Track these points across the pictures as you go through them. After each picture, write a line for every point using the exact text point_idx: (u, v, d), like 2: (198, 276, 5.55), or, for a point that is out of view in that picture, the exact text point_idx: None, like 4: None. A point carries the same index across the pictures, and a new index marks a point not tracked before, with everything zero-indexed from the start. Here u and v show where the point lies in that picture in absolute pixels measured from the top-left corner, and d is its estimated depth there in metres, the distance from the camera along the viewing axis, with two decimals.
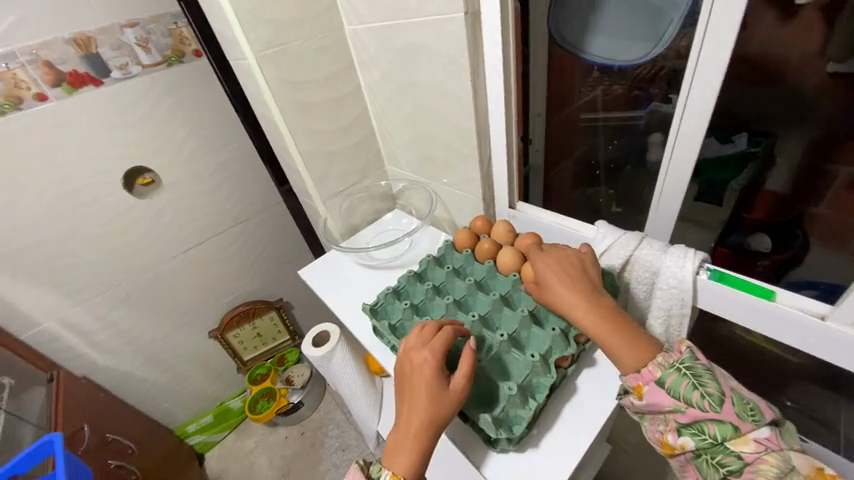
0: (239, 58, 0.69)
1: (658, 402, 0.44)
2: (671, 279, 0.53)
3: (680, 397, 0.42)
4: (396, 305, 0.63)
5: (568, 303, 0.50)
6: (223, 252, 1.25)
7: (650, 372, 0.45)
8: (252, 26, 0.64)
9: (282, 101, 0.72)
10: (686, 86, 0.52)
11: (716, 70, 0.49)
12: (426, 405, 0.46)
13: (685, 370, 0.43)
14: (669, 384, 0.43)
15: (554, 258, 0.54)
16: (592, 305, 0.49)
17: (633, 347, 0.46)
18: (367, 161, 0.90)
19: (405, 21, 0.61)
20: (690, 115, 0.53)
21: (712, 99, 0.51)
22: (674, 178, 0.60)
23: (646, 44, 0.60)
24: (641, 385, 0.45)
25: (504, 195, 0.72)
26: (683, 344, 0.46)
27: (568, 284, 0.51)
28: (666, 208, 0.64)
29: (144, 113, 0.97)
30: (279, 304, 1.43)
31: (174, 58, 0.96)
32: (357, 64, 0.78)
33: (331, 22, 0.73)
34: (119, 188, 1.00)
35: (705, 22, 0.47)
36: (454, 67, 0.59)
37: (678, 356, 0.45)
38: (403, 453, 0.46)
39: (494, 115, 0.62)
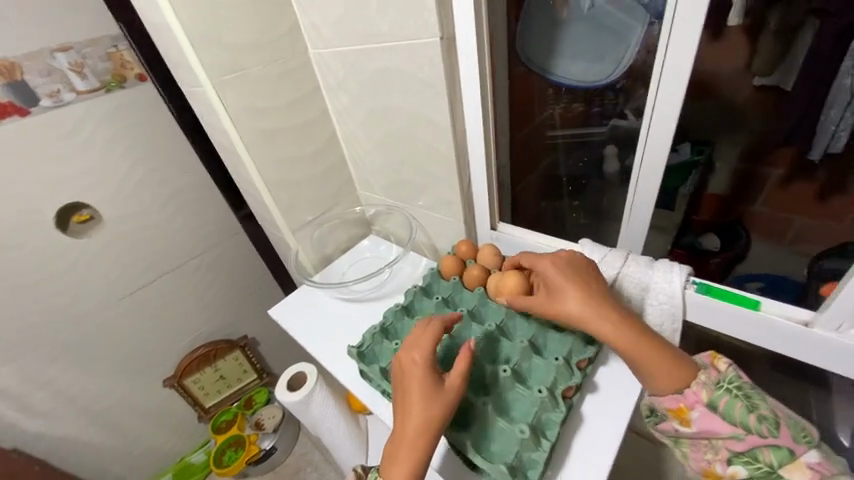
0: (194, 85, 0.64)
1: (711, 429, 0.45)
2: (661, 295, 0.54)
3: (737, 422, 0.44)
4: (386, 346, 0.60)
5: (591, 317, 0.49)
6: (179, 292, 1.14)
7: (695, 394, 0.46)
8: (207, 51, 0.59)
9: (244, 129, 0.67)
10: (649, 105, 0.54)
11: (677, 90, 0.50)
12: (419, 406, 0.45)
13: (736, 392, 0.45)
14: (723, 408, 0.44)
15: (566, 268, 0.52)
16: (619, 319, 0.48)
17: (647, 351, 0.46)
18: (339, 187, 0.86)
19: (376, 45, 0.58)
20: (655, 131, 0.54)
21: (675, 116, 0.52)
22: (642, 192, 0.61)
23: (612, 64, 0.61)
24: (683, 407, 0.46)
25: (485, 216, 0.71)
26: (718, 360, 0.47)
27: (585, 296, 0.49)
28: (637, 218, 0.64)
29: (80, 145, 0.87)
30: (243, 342, 1.30)
31: (114, 83, 0.87)
32: (324, 88, 0.75)
33: (294, 46, 0.69)
34: (51, 229, 0.88)
35: (665, 47, 0.48)
36: (430, 91, 0.57)
37: (721, 374, 0.46)
38: (399, 462, 0.44)
39: (473, 137, 0.61)
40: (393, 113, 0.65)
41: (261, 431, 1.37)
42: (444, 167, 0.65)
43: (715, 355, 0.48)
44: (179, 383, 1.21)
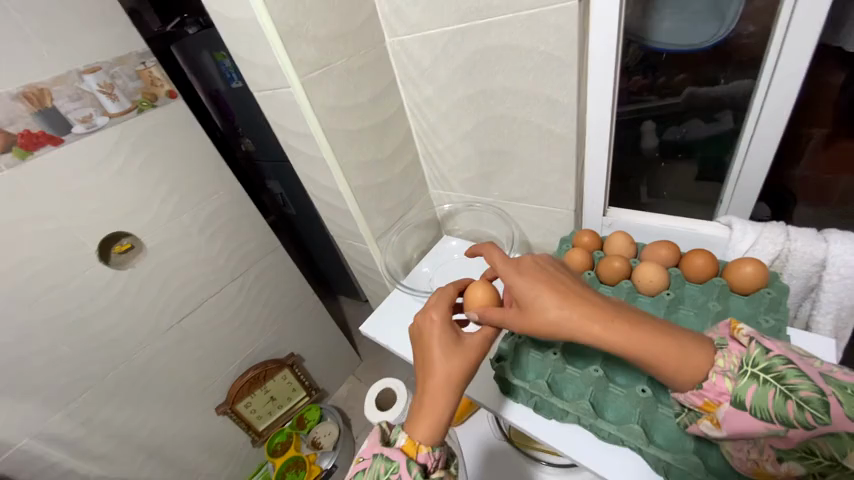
0: (276, 87, 0.57)
1: (742, 429, 0.33)
2: (844, 269, 0.47)
3: (773, 418, 0.31)
4: (537, 355, 0.49)
5: (570, 315, 0.37)
6: (227, 314, 1.08)
7: (717, 386, 0.34)
8: (294, 44, 0.53)
9: (329, 131, 0.61)
10: (767, 66, 0.50)
11: (804, 50, 0.46)
12: (442, 364, 0.41)
13: (766, 375, 0.32)
14: (751, 402, 0.32)
15: (522, 267, 0.43)
16: (605, 312, 0.37)
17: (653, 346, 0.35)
18: (413, 188, 0.80)
19: (484, 20, 0.52)
20: (774, 99, 0.51)
21: (799, 76, 0.48)
22: (753, 161, 0.58)
23: (712, 25, 0.57)
24: (711, 401, 0.35)
25: (597, 202, 0.64)
26: (739, 331, 0.35)
27: (553, 291, 0.39)
28: (744, 188, 0.61)
29: (121, 165, 0.80)
30: (291, 360, 1.27)
31: (146, 103, 0.82)
32: (401, 81, 0.69)
33: (372, 36, 0.63)
34: (95, 260, 0.80)
35: (790, 11, 0.45)
36: (552, 64, 0.51)
37: (743, 352, 0.34)
38: (420, 419, 0.40)
39: (596, 112, 0.54)
40: (493, 97, 0.59)
41: (320, 449, 1.24)
42: (560, 152, 0.59)
43: (736, 324, 0.36)
44: (232, 408, 1.15)
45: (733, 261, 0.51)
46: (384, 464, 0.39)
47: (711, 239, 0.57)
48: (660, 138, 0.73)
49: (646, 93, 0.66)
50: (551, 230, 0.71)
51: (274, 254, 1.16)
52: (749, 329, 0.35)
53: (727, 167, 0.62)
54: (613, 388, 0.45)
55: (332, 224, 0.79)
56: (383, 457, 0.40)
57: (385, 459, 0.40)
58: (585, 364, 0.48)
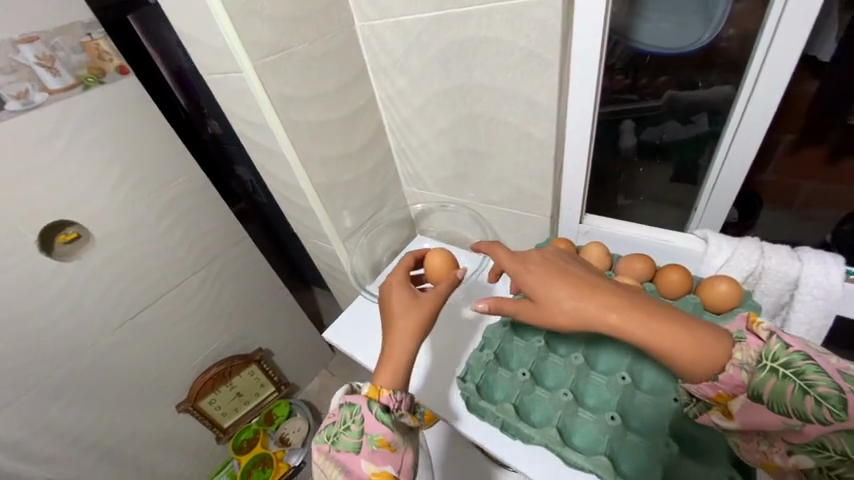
0: (227, 71, 0.51)
1: (759, 422, 0.34)
2: (816, 289, 0.47)
3: (792, 412, 0.32)
4: (506, 375, 0.47)
5: (586, 305, 0.38)
6: (186, 310, 0.99)
7: (733, 378, 0.35)
8: (247, 25, 0.47)
9: (289, 124, 0.55)
10: (752, 73, 0.49)
11: (790, 57, 0.45)
12: (403, 317, 0.42)
13: (786, 371, 0.33)
14: (770, 396, 0.33)
15: (533, 259, 0.44)
16: (619, 301, 0.38)
17: (670, 338, 0.36)
18: (385, 185, 0.75)
19: (461, 9, 0.47)
20: (756, 109, 0.50)
21: (783, 84, 0.47)
22: (731, 168, 0.57)
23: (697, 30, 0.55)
24: (725, 394, 0.35)
25: (573, 209, 0.61)
26: (758, 325, 0.36)
27: (565, 282, 0.40)
28: (721, 195, 0.60)
29: (61, 146, 0.70)
30: (259, 355, 1.18)
31: (91, 78, 0.72)
32: (373, 70, 0.63)
33: (340, 18, 0.56)
34: (33, 252, 0.71)
35: (777, 16, 0.44)
36: (531, 63, 0.47)
37: (763, 347, 0.34)
38: (385, 364, 0.40)
39: (576, 115, 0.51)
40: (471, 94, 0.55)
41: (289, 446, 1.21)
42: (537, 157, 0.56)
43: (755, 319, 0.36)
44: (194, 406, 1.08)
45: (709, 277, 0.50)
46: (346, 410, 0.40)
47: (684, 253, 0.56)
48: (638, 138, 0.69)
49: (627, 93, 0.63)
50: (527, 234, 0.68)
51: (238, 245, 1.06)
52: (768, 324, 0.36)
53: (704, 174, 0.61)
54: (582, 412, 0.43)
55: (297, 223, 0.73)
56: (347, 405, 0.41)
57: (348, 407, 0.41)
58: (556, 387, 0.45)
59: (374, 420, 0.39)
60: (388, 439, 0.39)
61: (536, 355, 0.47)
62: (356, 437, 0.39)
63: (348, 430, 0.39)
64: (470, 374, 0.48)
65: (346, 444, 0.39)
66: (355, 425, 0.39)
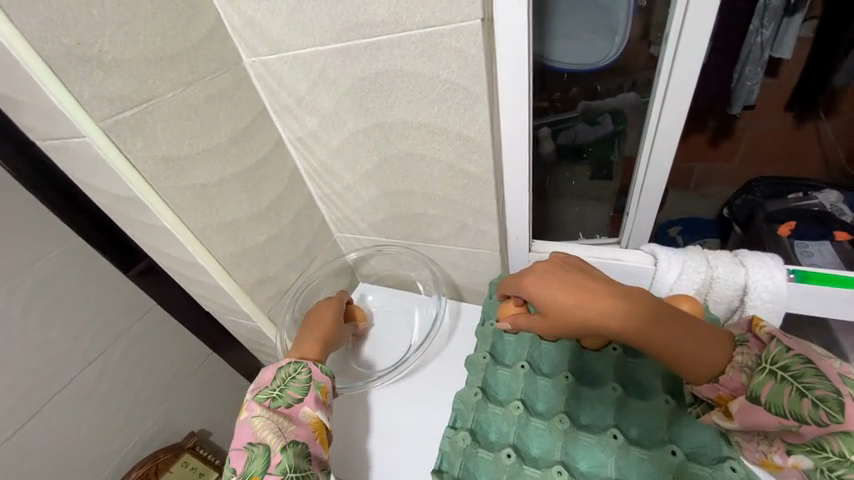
0: (67, 135, 0.38)
1: (756, 422, 0.34)
2: (765, 292, 0.47)
3: (788, 413, 0.32)
4: (488, 456, 0.41)
5: (592, 311, 0.40)
6: (74, 419, 0.75)
7: (733, 381, 0.36)
8: (85, 77, 0.36)
9: (169, 191, 0.43)
10: (663, 78, 0.49)
11: (697, 59, 0.46)
12: (329, 316, 0.55)
13: (782, 373, 0.33)
14: (766, 397, 0.33)
15: (538, 269, 0.45)
16: (625, 305, 0.39)
17: (661, 335, 0.37)
18: (313, 236, 0.64)
19: (367, 39, 0.41)
20: (673, 105, 0.50)
21: (692, 87, 0.48)
22: (654, 173, 0.58)
23: (605, 40, 0.58)
24: (724, 395, 0.36)
25: (521, 238, 0.57)
26: (761, 329, 0.37)
27: (565, 288, 0.42)
28: (649, 199, 0.61)
29: None
30: (191, 442, 0.91)
31: None
32: (275, 111, 0.53)
33: (222, 54, 0.46)
34: None
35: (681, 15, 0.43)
36: (455, 94, 0.42)
37: (764, 350, 0.35)
38: (306, 346, 0.52)
39: (512, 143, 0.47)
40: (394, 131, 0.48)
41: None
42: (476, 192, 0.51)
43: (757, 320, 0.38)
44: None
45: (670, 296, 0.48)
46: (294, 364, 0.48)
47: (635, 271, 0.54)
48: (556, 143, 0.66)
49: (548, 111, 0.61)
50: (478, 268, 0.63)
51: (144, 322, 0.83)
52: (770, 328, 0.37)
53: (631, 181, 0.62)
54: None
55: (205, 299, 0.59)
56: (292, 361, 0.49)
57: (293, 362, 0.49)
58: (546, 461, 0.40)
59: (319, 370, 0.49)
60: (328, 388, 0.49)
61: (517, 425, 0.42)
62: (305, 382, 0.47)
63: (296, 378, 0.47)
64: (447, 462, 0.42)
65: (295, 390, 0.47)
66: (302, 374, 0.48)
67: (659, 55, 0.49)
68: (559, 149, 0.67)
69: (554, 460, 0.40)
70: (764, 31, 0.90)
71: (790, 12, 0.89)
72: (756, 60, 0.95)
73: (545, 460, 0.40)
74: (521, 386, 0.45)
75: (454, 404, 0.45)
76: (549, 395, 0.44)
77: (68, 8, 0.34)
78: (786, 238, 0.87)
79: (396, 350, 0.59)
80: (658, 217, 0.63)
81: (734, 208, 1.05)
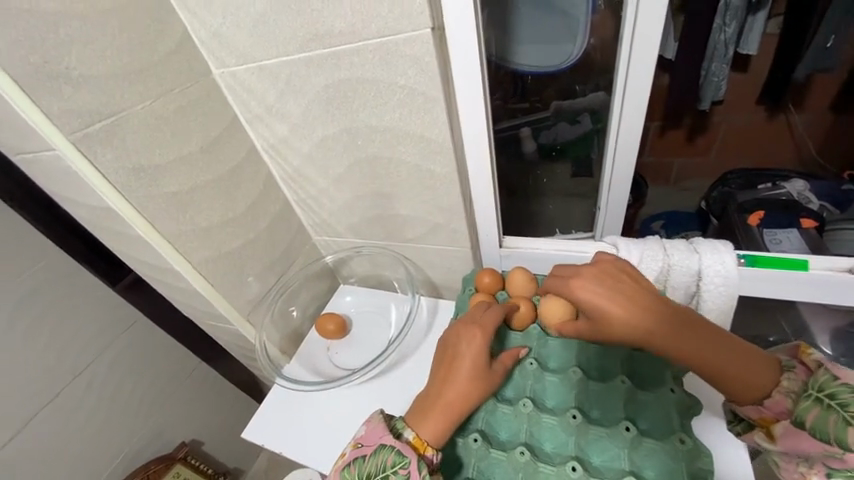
0: (38, 149, 0.40)
1: (796, 444, 0.38)
2: (716, 278, 0.50)
3: (831, 440, 0.36)
4: (459, 442, 0.45)
5: (654, 324, 0.39)
6: (62, 433, 0.75)
7: (778, 405, 0.40)
8: (52, 93, 0.37)
9: (141, 200, 0.45)
10: (621, 74, 0.52)
11: (649, 57, 0.49)
12: (470, 376, 0.43)
13: (828, 401, 0.36)
14: (811, 423, 0.37)
15: (590, 275, 0.42)
16: (680, 322, 0.40)
17: (713, 356, 0.40)
18: (292, 240, 0.66)
19: (327, 49, 0.43)
20: (631, 102, 0.53)
21: (647, 82, 0.51)
22: (620, 166, 0.60)
23: (566, 44, 0.59)
24: (768, 416, 0.41)
25: (491, 235, 0.60)
26: (809, 357, 0.40)
27: (620, 304, 0.40)
28: (615, 193, 0.64)
29: None
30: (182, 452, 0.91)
31: None
32: (248, 120, 0.54)
33: (189, 66, 0.47)
34: None
35: (633, 16, 0.46)
36: (416, 99, 0.44)
37: (812, 377, 0.39)
38: (435, 422, 0.42)
39: (474, 143, 0.49)
40: (361, 137, 0.50)
41: None
42: (445, 192, 0.53)
43: (804, 347, 0.41)
44: None
45: None
46: (395, 458, 0.39)
47: None
48: (537, 142, 0.70)
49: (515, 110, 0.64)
50: (453, 265, 0.65)
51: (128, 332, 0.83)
52: (818, 356, 0.40)
53: (597, 175, 0.65)
54: (541, 467, 0.41)
55: (187, 306, 0.60)
56: (395, 451, 0.40)
57: (396, 452, 0.40)
58: (511, 443, 0.44)
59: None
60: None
61: (486, 411, 0.46)
62: None
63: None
64: None
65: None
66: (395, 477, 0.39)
67: (616, 53, 0.52)
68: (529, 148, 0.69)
69: (518, 442, 0.44)
70: (726, 29, 0.94)
71: (753, 11, 0.94)
72: (721, 57, 0.99)
73: (512, 443, 0.44)
74: None
75: None
76: (517, 382, 0.47)
77: (35, 28, 0.35)
78: (755, 227, 0.90)
79: (375, 348, 0.62)
80: (624, 210, 0.66)
81: (711, 200, 1.08)
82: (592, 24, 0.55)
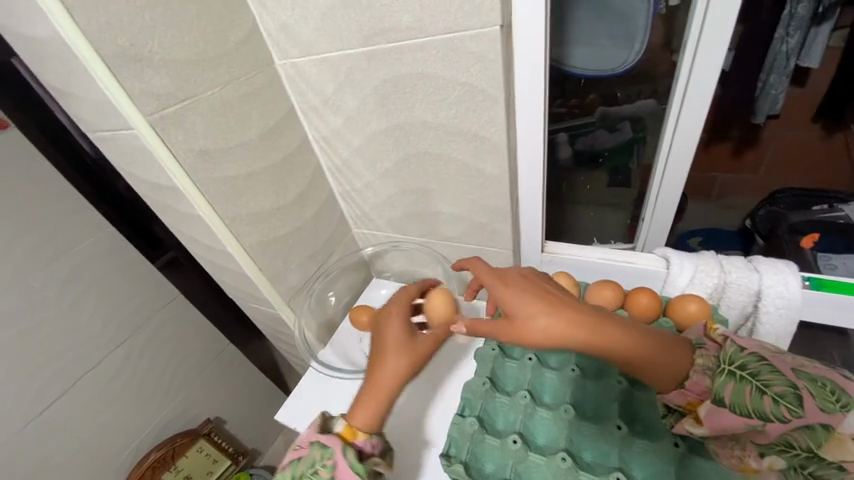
0: (116, 127, 0.42)
1: (723, 425, 0.34)
2: (777, 299, 0.47)
3: (753, 413, 0.32)
4: (494, 442, 0.42)
5: (554, 325, 0.34)
6: (105, 397, 0.80)
7: (697, 385, 0.36)
8: (135, 74, 0.39)
9: (204, 182, 0.47)
10: (681, 78, 0.49)
11: (715, 63, 0.46)
12: (395, 354, 0.44)
13: (741, 372, 0.34)
14: (731, 399, 0.33)
15: (512, 287, 0.37)
16: (581, 315, 0.35)
17: (656, 360, 0.36)
18: (333, 230, 0.67)
19: (391, 44, 0.43)
20: (692, 108, 0.51)
21: (711, 89, 0.48)
22: (671, 176, 0.58)
23: (621, 52, 0.57)
24: (691, 399, 0.36)
25: (534, 238, 0.58)
26: (716, 332, 0.38)
27: (552, 315, 0.35)
28: (664, 204, 0.61)
29: None
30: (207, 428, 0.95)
31: None
32: (303, 111, 0.56)
33: (255, 57, 0.49)
34: None
35: (701, 17, 0.44)
36: (473, 96, 0.44)
37: (721, 351, 0.36)
38: (365, 404, 0.42)
39: (528, 144, 0.48)
40: (412, 132, 0.51)
41: None
42: (491, 191, 0.52)
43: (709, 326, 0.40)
44: None
45: (677, 296, 0.49)
46: (320, 451, 0.39)
47: (645, 272, 0.55)
48: (574, 148, 0.70)
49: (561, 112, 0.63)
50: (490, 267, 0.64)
51: (169, 308, 0.87)
52: (724, 331, 0.38)
53: (646, 184, 0.62)
54: (583, 475, 0.38)
55: (230, 286, 0.62)
56: (321, 443, 0.40)
57: (321, 445, 0.40)
58: (550, 449, 0.41)
59: (347, 469, 0.38)
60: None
61: (523, 414, 0.43)
62: None
63: (318, 474, 0.39)
64: (455, 447, 0.43)
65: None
66: (326, 469, 0.39)
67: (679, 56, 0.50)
68: (574, 151, 0.70)
69: (558, 447, 0.40)
70: (789, 40, 0.88)
71: (817, 22, 0.88)
72: (781, 70, 0.92)
73: (550, 449, 0.41)
74: (528, 377, 0.46)
75: (463, 393, 0.47)
76: (556, 387, 0.44)
77: (125, 13, 0.37)
78: (809, 250, 0.85)
79: None
80: (673, 223, 0.63)
81: (757, 218, 1.03)
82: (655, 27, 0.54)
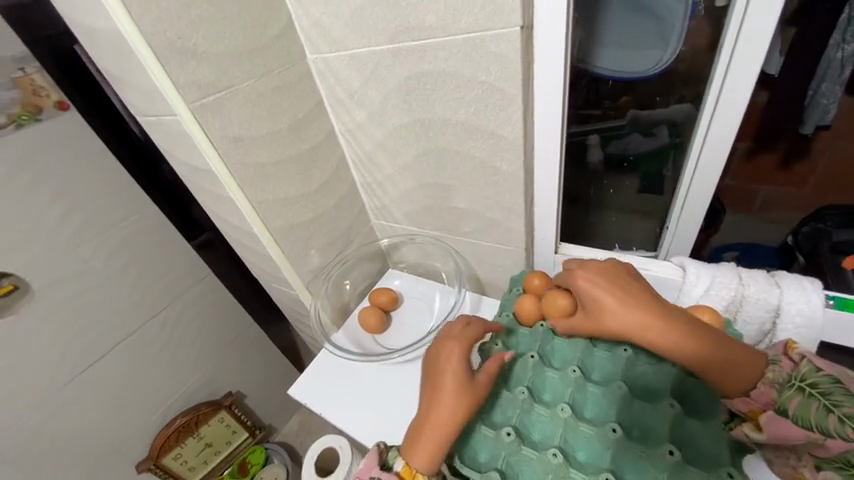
0: (162, 113, 0.46)
1: (784, 435, 0.37)
2: (797, 317, 0.46)
3: (814, 427, 0.36)
4: (489, 433, 0.44)
5: (622, 311, 0.40)
6: (143, 361, 0.87)
7: (764, 395, 0.39)
8: (180, 64, 0.43)
9: (236, 167, 0.50)
10: (716, 78, 0.45)
11: (754, 63, 0.42)
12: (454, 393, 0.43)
13: (811, 390, 0.37)
14: (794, 411, 0.37)
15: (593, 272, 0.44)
16: (655, 313, 0.39)
17: (712, 352, 0.38)
18: (353, 221, 0.70)
19: (415, 42, 0.45)
20: (724, 111, 0.47)
21: (748, 90, 0.44)
22: (703, 180, 0.54)
23: (654, 51, 0.54)
24: (755, 409, 0.40)
25: (547, 239, 0.59)
26: (794, 350, 0.40)
27: (617, 298, 0.41)
28: (691, 209, 0.57)
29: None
30: (230, 400, 1.03)
31: (26, 116, 0.62)
32: (330, 104, 0.58)
33: (289, 50, 0.52)
34: None
35: (741, 13, 0.40)
36: (494, 95, 0.45)
37: (796, 369, 0.39)
38: (422, 448, 0.42)
39: (546, 144, 0.49)
40: (432, 128, 0.52)
41: None
42: (505, 189, 0.53)
43: (790, 343, 0.41)
44: (157, 463, 0.93)
45: (689, 306, 0.48)
46: None
47: (662, 280, 0.54)
48: (605, 151, 0.66)
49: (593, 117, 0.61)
50: (503, 265, 0.65)
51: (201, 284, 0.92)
52: (803, 350, 0.40)
53: (672, 187, 0.59)
54: (573, 473, 0.39)
55: (254, 266, 0.67)
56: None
57: None
58: (544, 445, 0.42)
59: None
60: None
61: (520, 409, 0.45)
62: None
63: None
64: None
65: None
66: None
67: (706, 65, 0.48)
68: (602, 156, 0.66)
69: (551, 444, 0.42)
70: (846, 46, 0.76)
71: None
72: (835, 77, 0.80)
73: (545, 445, 0.42)
74: (529, 375, 0.47)
75: None
76: (556, 386, 0.46)
77: (174, 9, 0.41)
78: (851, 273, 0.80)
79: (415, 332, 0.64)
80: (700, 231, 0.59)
81: (800, 236, 0.95)
82: (689, 30, 0.49)
